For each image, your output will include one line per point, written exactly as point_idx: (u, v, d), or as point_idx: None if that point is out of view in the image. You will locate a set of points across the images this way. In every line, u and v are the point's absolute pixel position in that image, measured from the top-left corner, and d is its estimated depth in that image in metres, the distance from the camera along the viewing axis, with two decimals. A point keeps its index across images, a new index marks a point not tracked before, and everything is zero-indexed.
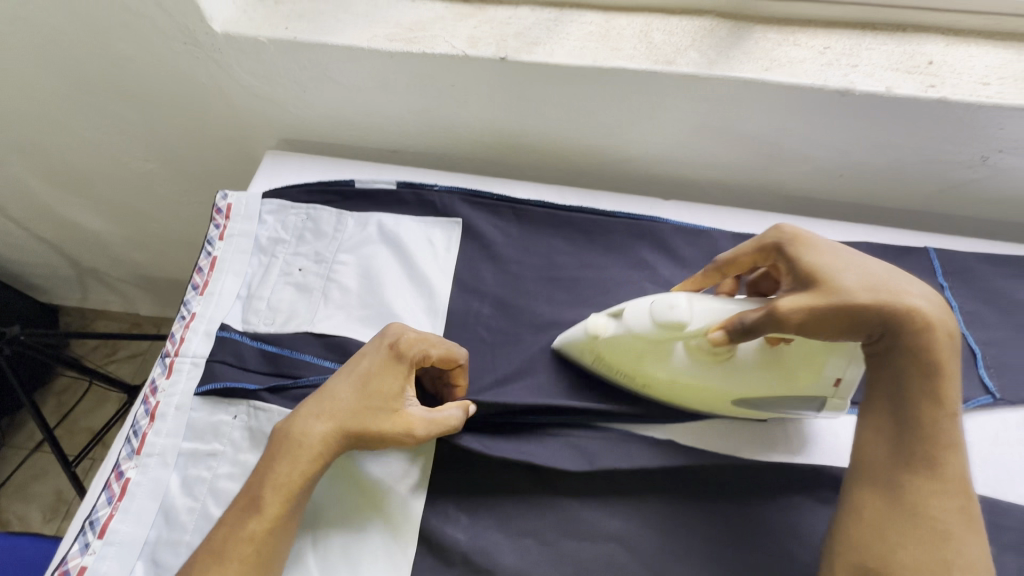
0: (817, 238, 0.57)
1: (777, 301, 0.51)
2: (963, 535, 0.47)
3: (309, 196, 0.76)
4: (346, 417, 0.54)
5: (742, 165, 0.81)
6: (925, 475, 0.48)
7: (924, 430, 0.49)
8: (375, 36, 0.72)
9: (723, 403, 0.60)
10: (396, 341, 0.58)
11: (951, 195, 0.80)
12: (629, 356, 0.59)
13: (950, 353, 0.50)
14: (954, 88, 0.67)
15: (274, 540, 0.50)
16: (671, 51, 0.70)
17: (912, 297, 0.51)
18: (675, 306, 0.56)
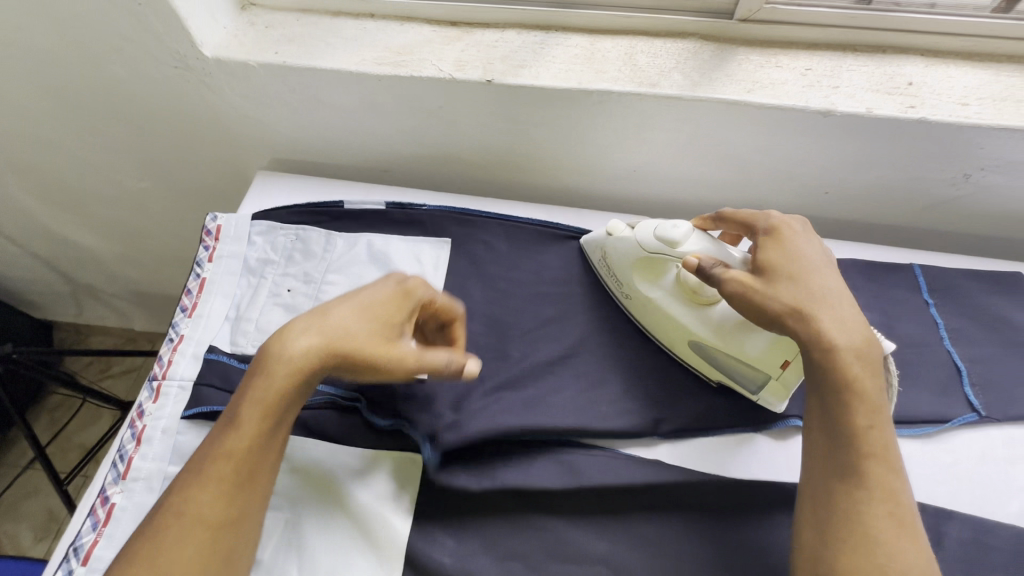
0: (796, 235, 0.60)
1: (731, 272, 0.59)
2: (896, 542, 0.47)
3: (299, 217, 0.77)
4: (338, 335, 0.53)
5: (729, 184, 0.81)
6: (853, 484, 0.49)
7: (850, 439, 0.51)
8: (363, 60, 0.73)
9: (681, 341, 0.66)
10: (404, 280, 0.59)
11: (935, 212, 0.81)
12: (629, 263, 0.69)
13: (870, 373, 0.52)
14: (934, 108, 0.68)
15: (253, 455, 0.50)
16: (655, 73, 0.72)
17: (832, 312, 0.55)
18: (678, 228, 0.64)
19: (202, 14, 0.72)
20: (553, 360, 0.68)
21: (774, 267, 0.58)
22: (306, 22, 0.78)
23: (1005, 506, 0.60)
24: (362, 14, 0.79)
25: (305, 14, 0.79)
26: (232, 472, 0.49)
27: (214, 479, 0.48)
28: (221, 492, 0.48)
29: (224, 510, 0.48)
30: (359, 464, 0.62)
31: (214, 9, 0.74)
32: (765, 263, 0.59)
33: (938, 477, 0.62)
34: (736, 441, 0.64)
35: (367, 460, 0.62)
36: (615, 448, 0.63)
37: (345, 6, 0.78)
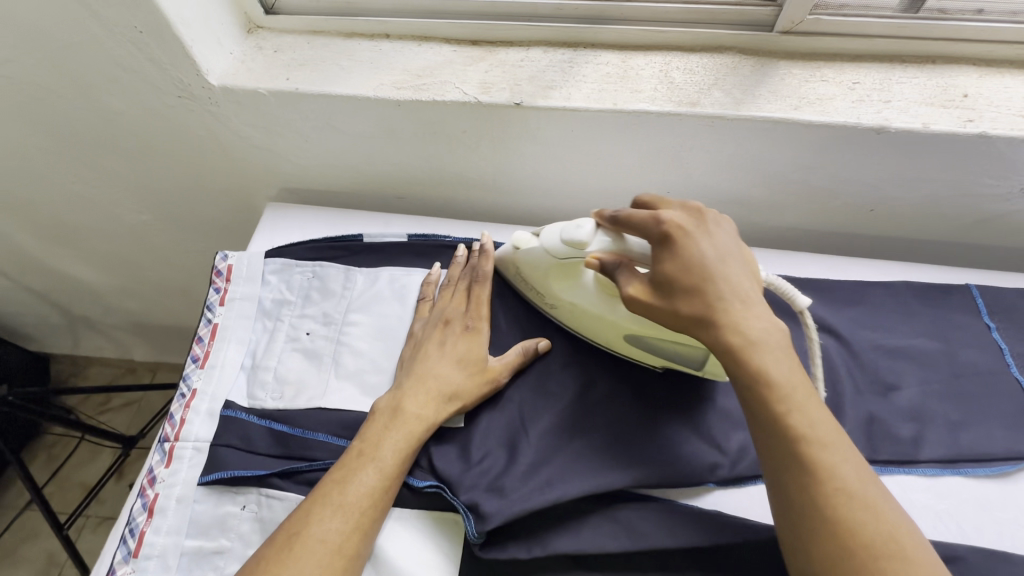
0: (684, 233, 0.52)
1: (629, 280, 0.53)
2: (857, 517, 0.42)
3: (315, 253, 0.72)
4: (446, 383, 0.59)
5: (769, 204, 0.77)
6: (795, 470, 0.44)
7: (778, 424, 0.46)
8: (381, 84, 0.68)
9: (619, 336, 0.62)
10: (471, 314, 0.65)
11: (987, 228, 0.76)
12: (542, 271, 0.64)
13: (768, 353, 0.48)
14: (993, 121, 0.64)
15: (386, 496, 0.53)
16: (694, 91, 0.67)
17: (737, 325, 0.48)
18: (581, 229, 0.58)
19: (206, 40, 0.67)
20: (598, 398, 0.63)
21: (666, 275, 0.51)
22: (317, 45, 0.73)
23: None
24: (376, 35, 0.74)
25: (316, 36, 0.74)
26: (372, 505, 0.52)
27: (353, 511, 0.51)
28: (360, 523, 0.51)
29: (364, 541, 0.51)
30: (395, 527, 0.56)
31: (219, 34, 0.69)
32: (660, 270, 0.52)
33: (1022, 522, 0.57)
34: None
35: (403, 523, 0.57)
36: (672, 499, 0.58)
37: (358, 26, 0.74)
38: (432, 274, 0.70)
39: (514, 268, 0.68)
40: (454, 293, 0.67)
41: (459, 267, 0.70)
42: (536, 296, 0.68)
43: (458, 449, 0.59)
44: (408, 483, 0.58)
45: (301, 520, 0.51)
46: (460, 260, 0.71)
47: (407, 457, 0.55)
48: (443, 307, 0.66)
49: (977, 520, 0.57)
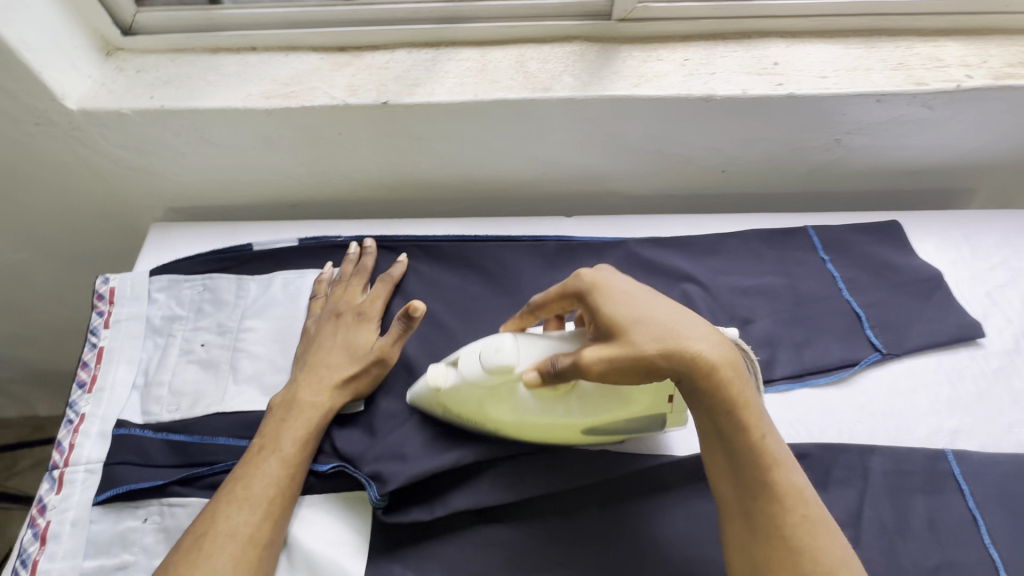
0: (616, 285, 0.54)
1: (581, 358, 0.50)
2: (814, 543, 0.47)
3: (203, 266, 0.73)
4: (336, 372, 0.62)
5: (635, 175, 0.85)
6: (761, 496, 0.49)
7: (749, 452, 0.50)
8: (250, 95, 0.71)
9: (575, 431, 0.58)
10: (360, 305, 0.68)
11: (819, 175, 0.88)
12: (470, 403, 0.56)
13: (744, 380, 0.51)
14: (799, 83, 0.75)
15: (291, 485, 0.56)
16: (548, 78, 0.74)
17: (695, 343, 0.50)
18: (502, 350, 0.53)
19: (59, 65, 0.67)
20: None
21: (612, 322, 0.51)
22: (181, 62, 0.74)
23: (913, 432, 0.66)
24: (242, 48, 0.76)
25: (179, 53, 0.75)
26: (279, 492, 0.54)
27: (260, 502, 0.53)
28: (268, 511, 0.54)
29: (276, 529, 0.54)
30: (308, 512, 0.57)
31: (73, 58, 0.69)
32: (608, 324, 0.52)
33: (856, 417, 0.67)
34: None
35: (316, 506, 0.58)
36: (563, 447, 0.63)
37: (222, 41, 0.75)
38: (326, 271, 0.72)
39: (438, 406, 0.59)
40: (346, 287, 0.70)
41: (351, 264, 0.73)
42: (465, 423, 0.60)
43: (360, 432, 0.62)
44: (313, 469, 0.60)
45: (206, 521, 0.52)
46: (351, 257, 0.73)
47: (308, 443, 0.58)
48: (335, 301, 0.69)
49: (820, 421, 0.67)
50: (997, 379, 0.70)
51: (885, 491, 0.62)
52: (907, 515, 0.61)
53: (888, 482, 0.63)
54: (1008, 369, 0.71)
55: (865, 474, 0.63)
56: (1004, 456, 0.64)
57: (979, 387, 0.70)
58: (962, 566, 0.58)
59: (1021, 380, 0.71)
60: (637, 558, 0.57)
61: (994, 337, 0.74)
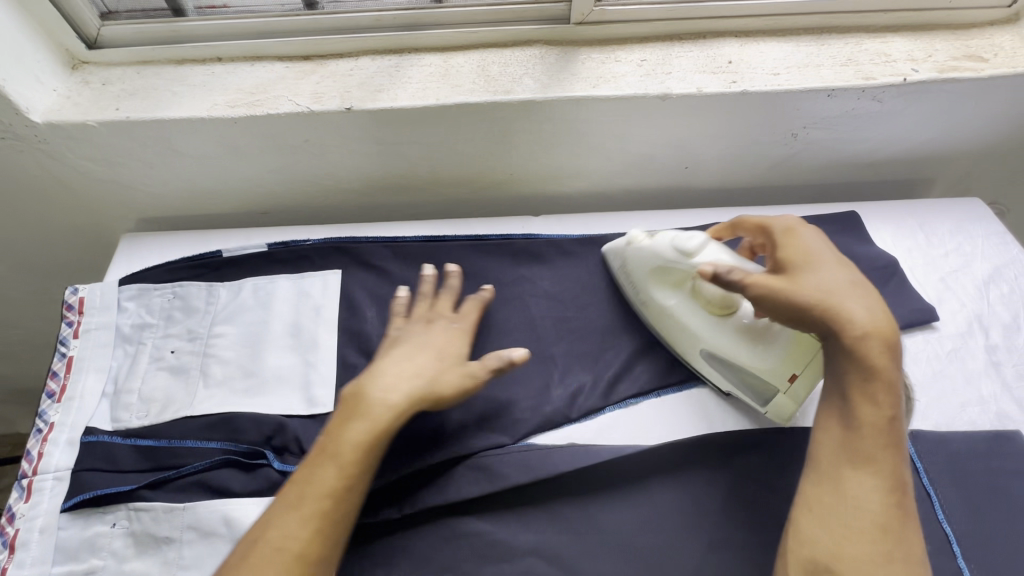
0: (811, 236, 0.61)
1: (752, 277, 0.58)
2: (896, 528, 0.49)
3: (173, 274, 0.73)
4: (420, 383, 0.58)
5: (599, 174, 0.87)
6: (866, 469, 0.50)
7: (867, 427, 0.51)
8: (215, 104, 0.72)
9: (692, 348, 0.66)
10: (437, 318, 0.66)
11: (780, 169, 0.91)
12: (643, 271, 0.69)
13: (892, 361, 0.53)
14: (752, 81, 0.77)
15: (350, 494, 0.52)
16: (508, 81, 0.76)
17: (849, 308, 0.54)
18: (693, 241, 0.64)
19: (23, 80, 0.68)
20: None
21: (806, 262, 0.59)
22: (147, 74, 0.75)
23: None
24: (208, 59, 0.78)
25: (145, 66, 0.77)
26: (332, 506, 0.51)
27: (310, 515, 0.51)
28: (317, 526, 0.50)
29: (327, 539, 0.50)
30: None
31: (37, 72, 0.70)
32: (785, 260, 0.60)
33: None
34: (645, 405, 0.67)
35: None
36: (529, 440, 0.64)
37: (187, 52, 0.77)
38: (450, 271, 0.70)
39: (620, 262, 0.73)
40: (433, 303, 0.68)
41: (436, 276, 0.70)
42: (630, 293, 0.72)
43: None
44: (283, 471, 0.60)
45: (270, 514, 0.51)
46: (429, 274, 0.70)
47: (370, 457, 0.54)
48: (421, 312, 0.67)
49: None
50: (950, 361, 0.73)
51: None
52: None
53: None
54: (961, 350, 0.74)
55: None
56: (957, 434, 0.66)
57: (934, 368, 0.72)
58: None
59: (973, 361, 0.73)
60: (603, 546, 0.58)
61: (948, 320, 0.77)
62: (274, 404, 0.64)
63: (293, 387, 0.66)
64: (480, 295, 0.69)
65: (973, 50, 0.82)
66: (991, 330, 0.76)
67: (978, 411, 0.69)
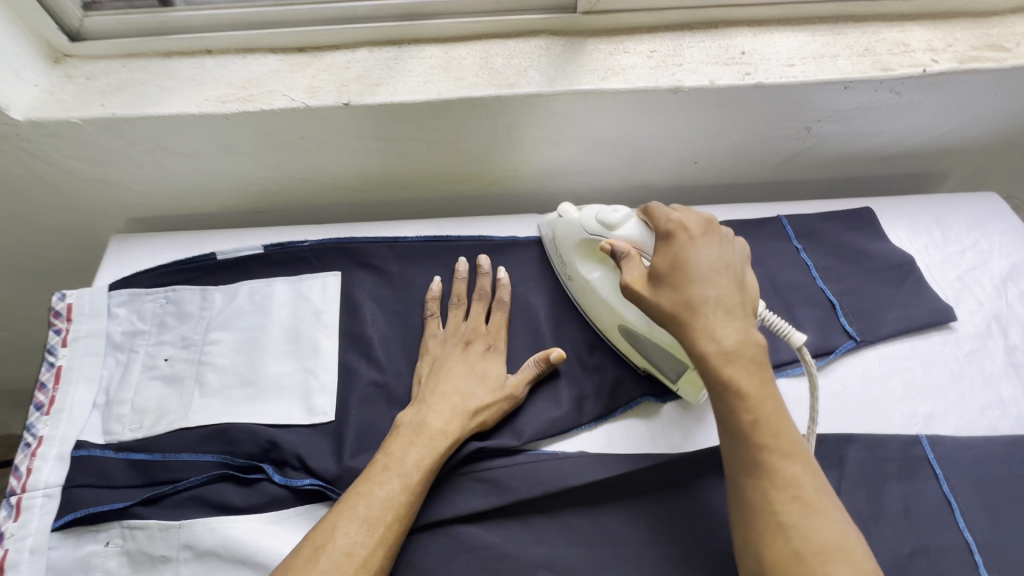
0: (681, 241, 0.55)
1: (630, 278, 0.56)
2: (804, 523, 0.46)
3: (165, 278, 0.71)
4: (472, 404, 0.61)
5: (606, 170, 0.84)
6: (757, 476, 0.48)
7: (744, 436, 0.49)
8: (206, 99, 0.69)
9: (614, 325, 0.65)
10: (477, 336, 0.67)
11: (791, 164, 0.88)
12: (572, 243, 0.68)
13: (746, 363, 0.50)
14: (766, 72, 0.74)
15: (409, 512, 0.54)
16: (513, 74, 0.73)
17: (703, 323, 0.51)
18: (617, 214, 0.62)
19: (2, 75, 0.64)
20: None
21: (671, 269, 0.54)
22: (134, 68, 0.72)
23: (889, 418, 0.67)
24: (197, 51, 0.74)
25: (132, 59, 0.73)
26: (395, 519, 0.53)
27: (379, 527, 0.52)
28: (382, 538, 0.52)
29: (386, 554, 0.52)
30: (275, 529, 0.56)
31: (17, 66, 0.66)
32: (656, 269, 0.55)
33: (833, 406, 0.68)
34: (658, 411, 0.65)
35: (283, 522, 0.56)
36: (539, 448, 0.62)
37: (176, 45, 0.73)
38: (485, 278, 0.71)
39: (552, 238, 0.72)
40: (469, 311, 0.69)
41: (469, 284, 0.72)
42: (561, 268, 0.72)
43: (331, 443, 0.61)
44: (287, 485, 0.58)
45: (324, 533, 0.52)
46: (463, 275, 0.71)
47: (431, 474, 0.57)
48: (460, 326, 0.68)
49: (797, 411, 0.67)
50: (969, 362, 0.71)
51: (860, 479, 0.62)
52: (882, 503, 0.61)
53: (863, 470, 0.63)
54: (979, 352, 0.72)
55: (840, 463, 0.63)
56: (977, 440, 0.65)
57: (952, 371, 0.70)
58: (937, 551, 0.59)
59: (992, 363, 0.71)
60: (615, 558, 0.56)
61: (966, 320, 0.75)
62: (273, 414, 0.62)
63: (292, 395, 0.64)
64: (501, 296, 0.70)
65: (994, 39, 0.79)
66: (1010, 331, 0.74)
67: (997, 414, 0.68)
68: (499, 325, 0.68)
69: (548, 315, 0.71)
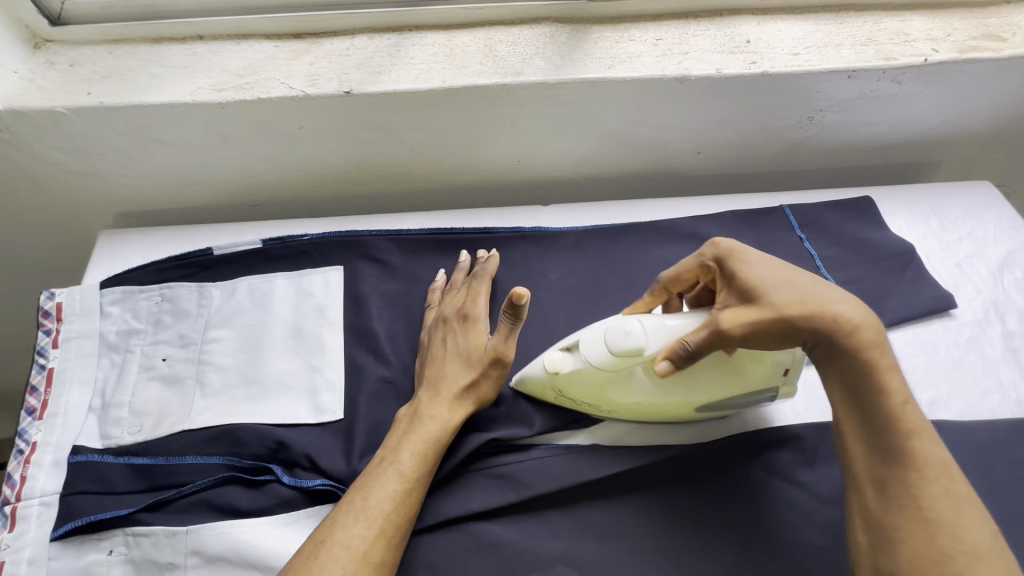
0: (750, 251, 0.55)
1: (734, 324, 0.50)
2: (954, 520, 0.44)
3: (160, 274, 0.68)
4: (456, 385, 0.59)
5: (610, 160, 0.83)
6: (899, 463, 0.47)
7: (886, 420, 0.48)
8: (199, 88, 0.66)
9: (688, 409, 0.59)
10: (451, 312, 0.64)
11: (793, 154, 0.88)
12: (591, 388, 0.57)
13: (884, 350, 0.50)
14: (772, 61, 0.74)
15: (411, 501, 0.53)
16: (518, 61, 0.71)
17: (830, 313, 0.51)
18: (630, 334, 0.53)
19: None
20: None
21: (770, 270, 0.53)
22: (120, 54, 0.69)
23: None
24: (188, 37, 0.71)
25: (118, 44, 0.70)
26: (394, 509, 0.52)
27: (377, 518, 0.51)
28: (382, 530, 0.51)
29: (389, 545, 0.51)
30: (286, 532, 0.54)
31: None
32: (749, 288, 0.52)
33: None
34: None
35: (293, 525, 0.54)
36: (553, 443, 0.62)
37: (165, 30, 0.70)
38: (481, 264, 0.70)
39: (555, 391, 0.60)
40: (455, 294, 0.67)
41: (462, 272, 0.70)
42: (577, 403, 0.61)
43: (340, 442, 0.59)
44: (296, 486, 0.56)
45: (325, 527, 0.51)
46: (464, 265, 0.71)
47: (424, 460, 0.55)
48: (444, 307, 0.66)
49: None
50: (969, 348, 0.72)
51: None
52: None
53: None
54: (979, 338, 0.73)
55: None
56: (980, 424, 0.66)
57: (953, 357, 0.72)
58: None
59: (991, 349, 0.73)
60: (633, 550, 0.56)
61: (965, 307, 0.76)
62: (279, 413, 0.60)
63: (297, 394, 0.62)
64: (482, 270, 0.68)
65: (991, 29, 0.80)
66: (1007, 317, 0.75)
67: (998, 399, 0.69)
68: (476, 296, 0.65)
69: (556, 308, 0.71)
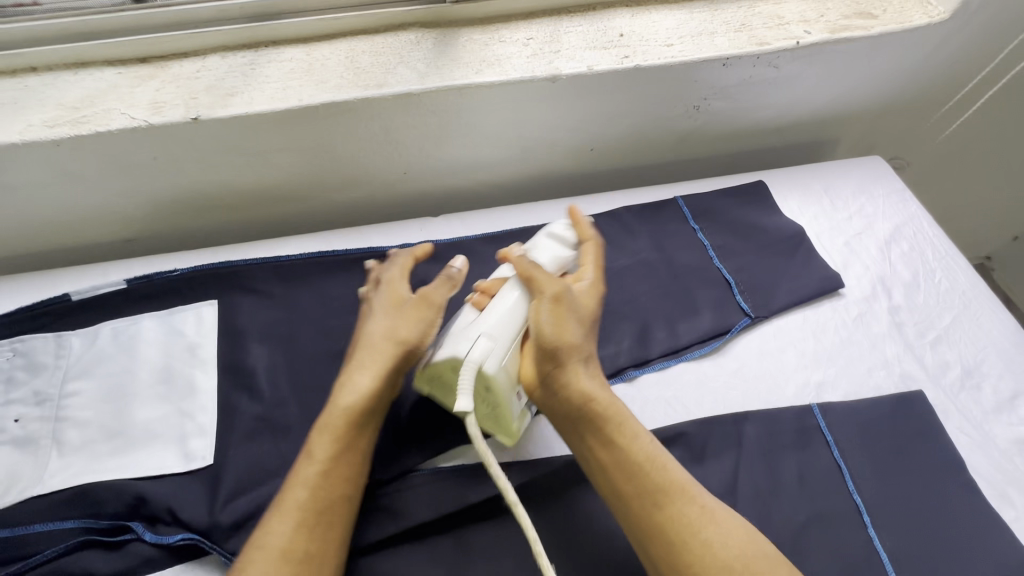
0: (598, 284, 0.60)
1: (543, 277, 0.56)
2: (718, 535, 0.47)
3: (12, 328, 0.64)
4: (373, 342, 0.55)
5: (500, 165, 0.81)
6: (657, 498, 0.48)
7: (629, 465, 0.50)
8: (29, 125, 0.61)
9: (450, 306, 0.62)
10: (371, 280, 0.62)
11: (687, 142, 0.88)
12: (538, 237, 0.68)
13: (607, 396, 0.54)
14: (645, 54, 0.73)
15: (331, 482, 0.50)
16: (381, 72, 0.68)
17: (571, 357, 0.54)
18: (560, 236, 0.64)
19: None
20: None
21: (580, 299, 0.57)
22: None
23: (784, 391, 0.68)
24: (20, 69, 0.67)
25: None
26: (314, 496, 0.49)
27: (297, 509, 0.48)
28: (304, 520, 0.48)
29: (313, 536, 0.48)
30: None
31: None
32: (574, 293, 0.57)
33: (730, 385, 0.68)
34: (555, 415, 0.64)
35: None
36: (438, 467, 0.60)
37: None
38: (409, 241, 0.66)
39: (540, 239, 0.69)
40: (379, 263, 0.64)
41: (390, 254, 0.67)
42: None
43: (208, 491, 0.56)
44: (159, 544, 0.53)
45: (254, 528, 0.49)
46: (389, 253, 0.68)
47: (338, 436, 0.52)
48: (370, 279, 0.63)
49: (697, 397, 0.67)
50: (857, 327, 0.73)
51: (756, 455, 0.63)
52: (776, 475, 0.63)
53: (759, 446, 0.64)
54: (866, 315, 0.74)
55: (737, 442, 0.64)
56: (864, 402, 0.67)
57: (841, 337, 0.73)
58: (829, 516, 0.60)
59: (877, 325, 0.74)
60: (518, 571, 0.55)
61: (853, 286, 0.77)
62: (142, 465, 0.57)
63: (164, 442, 0.59)
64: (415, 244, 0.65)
65: (862, 7, 0.81)
66: (893, 292, 0.77)
67: (883, 375, 0.70)
68: (408, 258, 0.62)
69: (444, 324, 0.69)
